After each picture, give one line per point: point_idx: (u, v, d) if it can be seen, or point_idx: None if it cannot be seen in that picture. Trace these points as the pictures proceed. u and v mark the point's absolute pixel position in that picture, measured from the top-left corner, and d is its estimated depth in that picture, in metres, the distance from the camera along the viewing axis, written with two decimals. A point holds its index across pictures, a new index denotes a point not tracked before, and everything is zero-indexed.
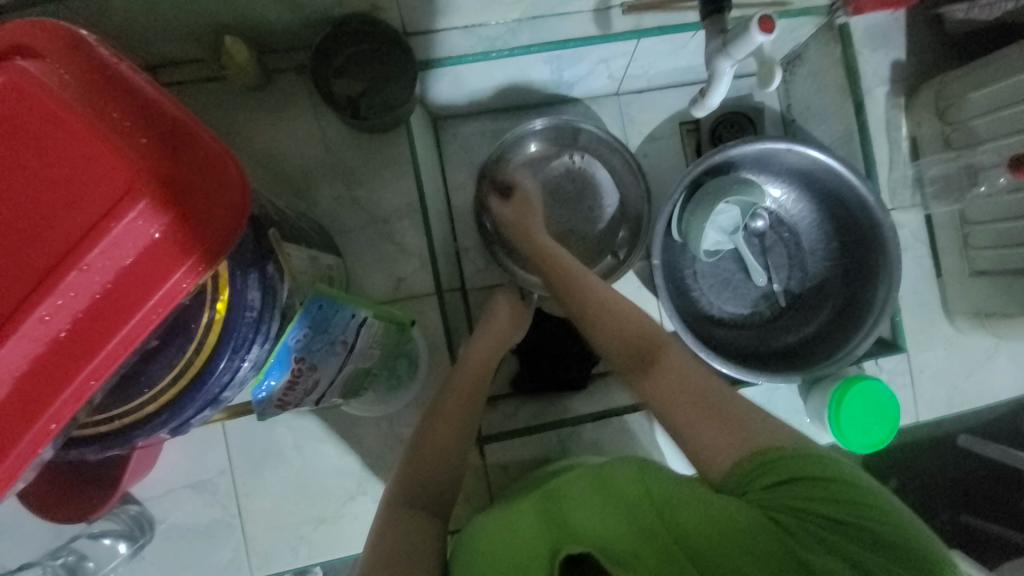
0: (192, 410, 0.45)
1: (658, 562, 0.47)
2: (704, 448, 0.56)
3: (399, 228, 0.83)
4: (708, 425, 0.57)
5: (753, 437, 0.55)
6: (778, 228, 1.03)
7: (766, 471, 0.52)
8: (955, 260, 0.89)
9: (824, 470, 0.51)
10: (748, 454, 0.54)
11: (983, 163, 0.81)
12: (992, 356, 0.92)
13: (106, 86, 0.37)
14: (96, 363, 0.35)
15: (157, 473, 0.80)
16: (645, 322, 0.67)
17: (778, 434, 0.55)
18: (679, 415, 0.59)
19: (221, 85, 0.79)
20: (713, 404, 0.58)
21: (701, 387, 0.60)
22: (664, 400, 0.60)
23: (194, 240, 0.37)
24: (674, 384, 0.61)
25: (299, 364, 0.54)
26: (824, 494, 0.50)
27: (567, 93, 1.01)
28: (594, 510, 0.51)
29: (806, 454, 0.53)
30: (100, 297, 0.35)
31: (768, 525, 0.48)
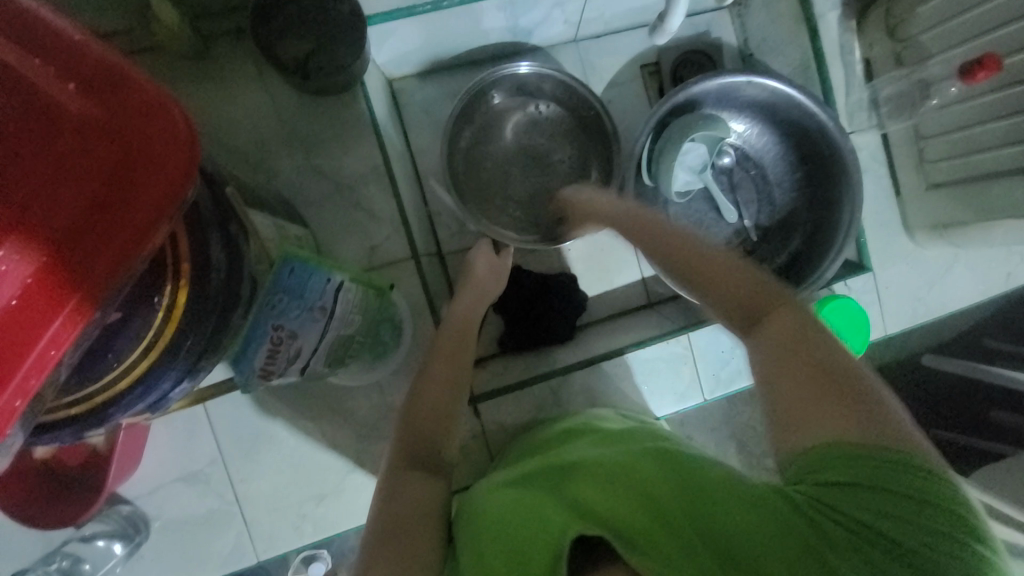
0: (170, 379, 0.43)
1: (668, 537, 0.45)
2: (789, 426, 0.51)
3: (367, 194, 0.81)
4: (804, 402, 0.50)
5: (849, 429, 0.48)
6: (744, 163, 1.04)
7: (835, 469, 0.47)
8: (912, 176, 0.93)
9: (906, 475, 0.45)
10: (822, 444, 0.48)
11: (935, 76, 0.84)
12: (950, 267, 0.97)
13: (0, 15, 0.32)
14: (55, 331, 0.32)
15: (143, 470, 0.77)
16: (767, 281, 0.59)
17: (895, 426, 0.48)
18: (776, 386, 0.52)
19: (155, 56, 0.74)
20: (818, 376, 0.50)
21: (822, 356, 0.51)
22: (765, 356, 0.53)
23: (146, 196, 0.35)
24: (781, 348, 0.53)
25: (277, 332, 0.53)
26: (894, 505, 0.45)
27: (525, 42, 0.98)
28: (608, 495, 0.49)
29: (896, 458, 0.46)
30: (48, 261, 0.32)
31: (817, 521, 0.46)
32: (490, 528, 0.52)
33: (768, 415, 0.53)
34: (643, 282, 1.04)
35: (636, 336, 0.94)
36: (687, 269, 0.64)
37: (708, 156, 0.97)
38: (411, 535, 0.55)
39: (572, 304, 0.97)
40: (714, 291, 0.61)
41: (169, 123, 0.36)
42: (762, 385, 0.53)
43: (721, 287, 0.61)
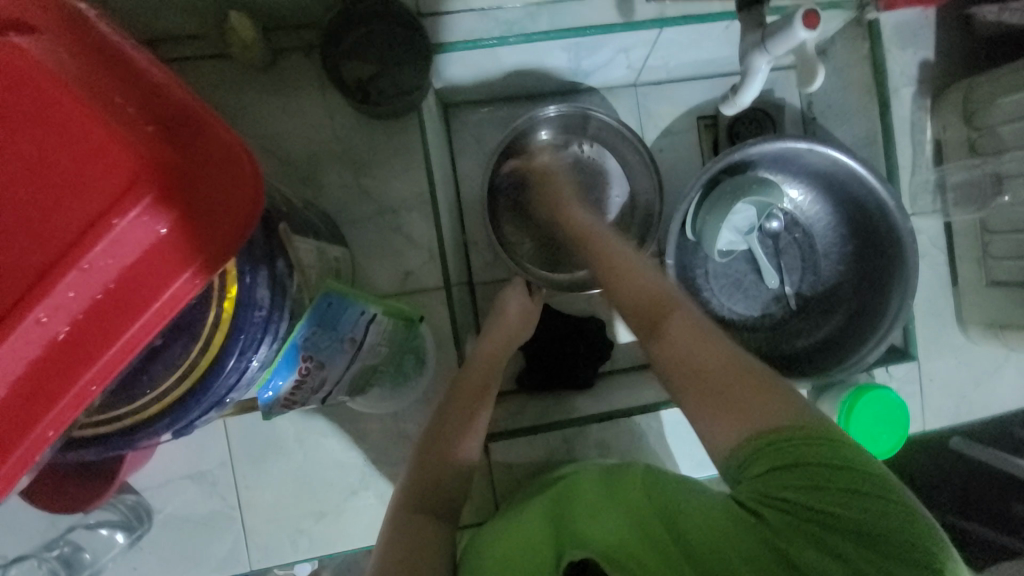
0: (197, 411, 0.43)
1: (658, 561, 0.49)
2: (703, 422, 0.54)
3: (408, 219, 0.80)
4: (721, 402, 0.52)
5: (755, 415, 0.51)
6: (793, 229, 1.01)
7: (757, 458, 0.49)
8: (973, 269, 0.88)
9: (816, 449, 0.48)
10: (746, 439, 0.50)
11: (1010, 171, 0.81)
12: (1001, 367, 0.92)
13: (117, 74, 0.36)
14: (100, 367, 0.33)
15: (155, 464, 0.78)
16: (663, 291, 0.64)
17: (795, 404, 0.51)
18: (683, 387, 0.56)
19: (225, 63, 0.76)
20: (730, 380, 0.53)
21: (708, 352, 0.56)
22: (677, 359, 0.57)
23: (208, 242, 0.35)
24: (694, 347, 0.57)
25: (306, 363, 0.52)
26: (827, 482, 0.47)
27: (583, 82, 0.97)
28: (601, 520, 0.54)
29: (801, 432, 0.49)
30: (105, 299, 0.32)
31: (761, 514, 0.47)
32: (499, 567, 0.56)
33: (695, 422, 0.55)
34: None
35: (659, 393, 0.90)
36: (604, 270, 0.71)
37: (756, 219, 0.94)
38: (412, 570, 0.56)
39: (597, 351, 0.96)
40: (627, 305, 0.66)
41: (238, 174, 0.37)
42: (687, 393, 0.55)
43: (623, 292, 0.67)
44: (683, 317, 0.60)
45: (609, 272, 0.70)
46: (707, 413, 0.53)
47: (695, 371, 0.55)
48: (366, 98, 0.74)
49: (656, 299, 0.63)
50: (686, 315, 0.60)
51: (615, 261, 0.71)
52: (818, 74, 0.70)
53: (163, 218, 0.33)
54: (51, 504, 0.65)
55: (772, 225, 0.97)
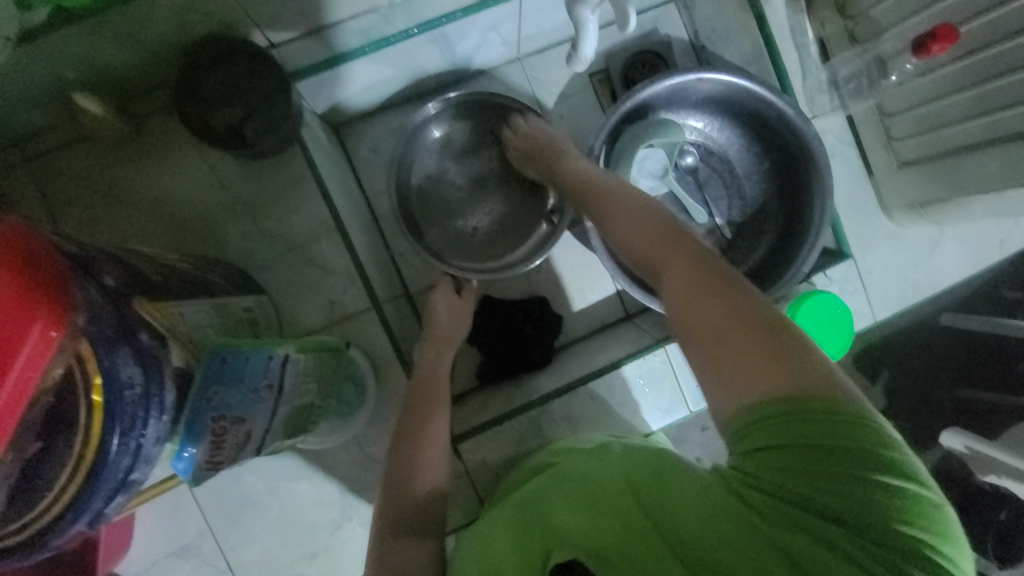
0: (101, 500, 0.42)
1: (642, 551, 0.44)
2: (710, 387, 0.48)
3: (319, 250, 0.80)
4: (737, 360, 0.46)
5: (767, 381, 0.45)
6: (708, 159, 1.01)
7: (754, 431, 0.44)
8: (882, 155, 0.88)
9: (825, 426, 0.42)
10: (745, 405, 0.45)
11: (889, 51, 0.80)
12: (939, 243, 0.92)
13: None
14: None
15: (137, 549, 0.78)
16: (671, 228, 0.57)
17: (812, 374, 0.44)
18: (695, 337, 0.50)
19: (91, 145, 0.75)
20: (752, 337, 0.47)
21: (732, 297, 0.49)
22: (683, 314, 0.51)
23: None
24: (722, 300, 0.49)
25: (220, 423, 0.51)
26: (829, 464, 0.42)
27: (467, 68, 0.96)
28: (574, 516, 0.51)
29: (811, 409, 0.43)
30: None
31: (746, 492, 0.43)
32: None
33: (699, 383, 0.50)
34: (618, 294, 1.02)
35: (615, 353, 0.91)
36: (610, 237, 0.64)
37: (668, 160, 0.95)
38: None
39: (546, 328, 0.97)
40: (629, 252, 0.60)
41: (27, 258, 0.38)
42: (688, 341, 0.51)
43: (637, 240, 0.59)
44: (720, 268, 0.52)
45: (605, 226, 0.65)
46: (711, 377, 0.48)
47: (696, 315, 0.50)
48: (244, 142, 0.73)
49: (663, 238, 0.56)
50: (693, 253, 0.54)
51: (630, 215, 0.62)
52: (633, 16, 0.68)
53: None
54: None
55: (686, 160, 0.99)
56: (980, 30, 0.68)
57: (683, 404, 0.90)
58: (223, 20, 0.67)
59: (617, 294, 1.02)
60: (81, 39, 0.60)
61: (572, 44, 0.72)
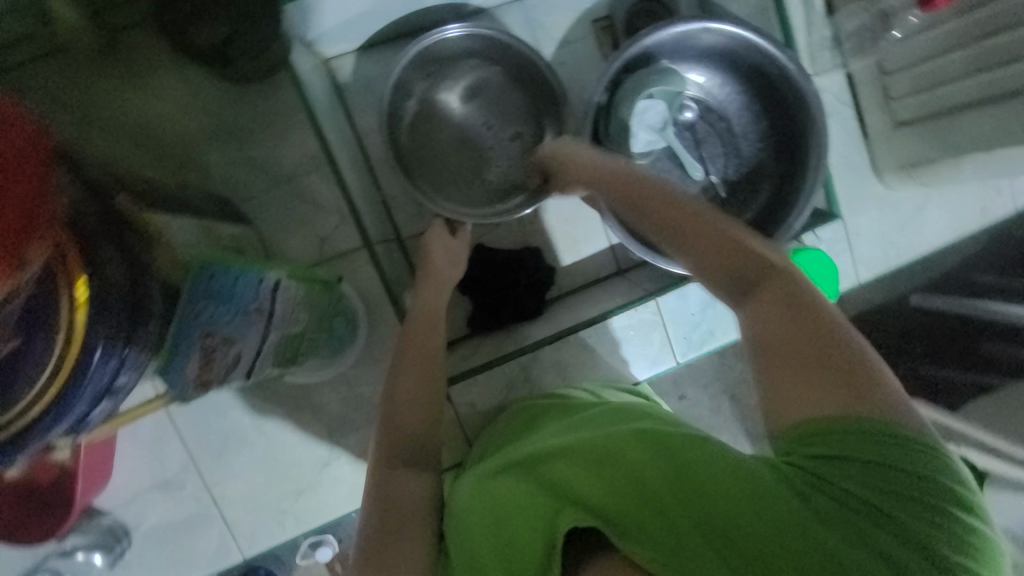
0: (86, 404, 0.41)
1: (659, 521, 0.46)
2: (778, 400, 0.49)
3: (309, 183, 0.77)
4: (809, 384, 0.48)
5: (828, 404, 0.47)
6: (707, 116, 1.00)
7: (822, 442, 0.46)
8: (878, 116, 0.89)
9: (896, 448, 0.45)
10: (804, 420, 0.48)
11: (896, 6, 0.81)
12: (924, 208, 0.95)
13: None
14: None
15: (116, 483, 0.77)
16: (757, 249, 0.55)
17: (887, 402, 0.46)
18: (772, 357, 0.50)
19: (63, 58, 0.70)
20: (832, 367, 0.48)
21: (818, 327, 0.50)
22: (764, 337, 0.51)
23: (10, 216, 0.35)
24: (795, 326, 0.50)
25: (212, 339, 0.52)
26: (897, 484, 0.44)
27: (466, 5, 0.92)
28: (583, 467, 0.51)
29: (884, 433, 0.45)
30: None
31: (810, 494, 0.44)
32: (477, 537, 0.52)
33: (761, 396, 0.51)
34: (611, 249, 1.02)
35: (605, 305, 0.91)
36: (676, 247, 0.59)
37: (668, 113, 0.94)
38: (393, 529, 0.58)
39: (539, 278, 0.97)
40: (700, 258, 0.57)
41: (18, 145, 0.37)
42: (762, 356, 0.51)
43: (705, 248, 0.57)
44: (809, 301, 0.51)
45: (670, 230, 0.59)
46: (783, 386, 0.49)
47: (785, 340, 0.50)
48: (228, 65, 0.71)
49: (749, 259, 0.55)
50: (785, 284, 0.53)
51: (697, 223, 0.58)
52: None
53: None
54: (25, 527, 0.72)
55: (685, 115, 0.98)
56: None
57: (671, 354, 0.92)
58: None
59: (610, 249, 1.02)
60: None
61: None
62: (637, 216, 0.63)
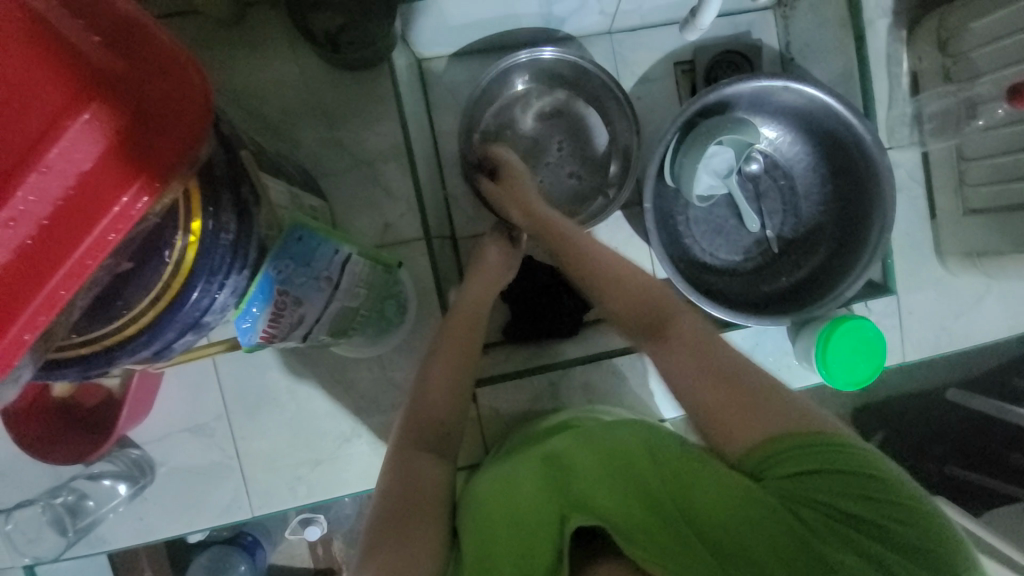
0: (173, 332, 0.45)
1: (666, 530, 0.49)
2: (724, 430, 0.54)
3: (385, 171, 0.82)
4: (741, 410, 0.53)
5: (763, 428, 0.52)
6: (772, 171, 1.01)
7: (786, 461, 0.50)
8: (950, 199, 0.88)
9: (849, 457, 0.50)
10: (757, 446, 0.52)
11: (982, 96, 0.81)
12: (983, 299, 0.93)
13: None
14: (65, 272, 0.36)
15: (153, 418, 0.81)
16: (647, 284, 0.66)
17: (815, 416, 0.53)
18: (701, 388, 0.55)
19: (193, 20, 0.76)
20: (756, 395, 0.54)
21: (725, 355, 0.57)
22: (691, 374, 0.56)
23: (170, 137, 0.38)
24: (773, 370, 0.56)
25: (282, 298, 0.54)
26: (860, 487, 0.49)
27: (558, 31, 0.96)
28: (586, 473, 0.54)
29: (834, 444, 0.50)
30: (77, 194, 0.36)
31: (805, 525, 0.48)
32: (491, 522, 0.53)
33: (707, 431, 0.55)
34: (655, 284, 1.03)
35: None
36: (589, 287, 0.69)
37: (735, 161, 0.94)
38: (415, 518, 0.57)
39: (581, 299, 0.98)
40: (613, 301, 0.67)
41: (183, 83, 0.38)
42: (704, 389, 0.55)
43: (635, 309, 0.65)
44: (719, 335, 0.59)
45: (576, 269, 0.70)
46: (729, 420, 0.53)
47: (713, 371, 0.55)
48: (337, 50, 0.75)
49: (650, 299, 0.64)
50: (681, 319, 0.61)
51: (631, 285, 0.67)
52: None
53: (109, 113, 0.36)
54: (54, 454, 0.71)
55: (751, 167, 0.99)
56: None
57: None
58: None
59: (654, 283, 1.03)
60: None
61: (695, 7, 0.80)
62: (568, 268, 0.72)
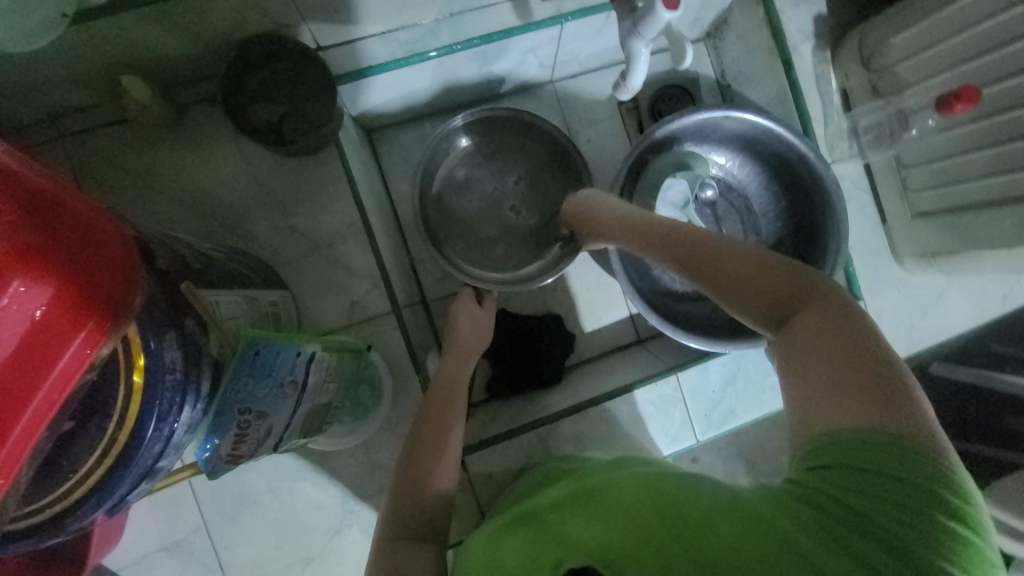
0: (125, 487, 0.42)
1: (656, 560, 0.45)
2: (802, 415, 0.46)
3: (345, 250, 0.80)
4: (842, 401, 0.43)
5: (853, 419, 0.42)
6: (727, 194, 1.04)
7: (831, 450, 0.43)
8: (897, 204, 0.92)
9: (904, 456, 0.40)
10: (823, 437, 0.43)
11: (911, 107, 0.84)
12: (944, 293, 0.95)
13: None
14: (24, 427, 0.32)
15: (127, 541, 0.76)
16: (789, 266, 0.53)
17: (923, 425, 0.42)
18: (803, 375, 0.46)
19: (125, 127, 0.75)
20: (863, 387, 0.43)
21: (853, 338, 0.46)
22: (794, 343, 0.48)
23: (91, 261, 0.35)
24: (823, 336, 0.47)
25: (245, 416, 0.49)
26: (897, 493, 0.40)
27: (501, 87, 0.98)
28: (585, 522, 0.51)
29: (895, 442, 0.41)
30: (19, 345, 0.32)
31: (793, 507, 0.43)
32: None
33: (790, 406, 0.48)
34: (631, 318, 1.04)
35: (626, 377, 0.91)
36: (703, 271, 0.58)
37: (690, 191, 0.94)
38: None
39: (559, 346, 0.98)
40: (728, 283, 0.55)
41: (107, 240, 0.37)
42: (792, 379, 0.47)
43: (758, 288, 0.53)
44: (846, 318, 0.47)
45: (694, 245, 0.60)
46: (812, 407, 0.45)
47: (810, 354, 0.46)
48: (280, 139, 0.75)
49: (801, 279, 0.51)
50: (836, 301, 0.49)
51: (749, 263, 0.55)
52: (688, 53, 0.68)
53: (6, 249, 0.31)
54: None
55: (707, 193, 0.99)
56: (1001, 95, 0.72)
57: (691, 433, 0.90)
58: (279, 21, 0.69)
59: (630, 318, 1.04)
60: (134, 23, 0.61)
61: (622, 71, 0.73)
62: (660, 251, 0.64)
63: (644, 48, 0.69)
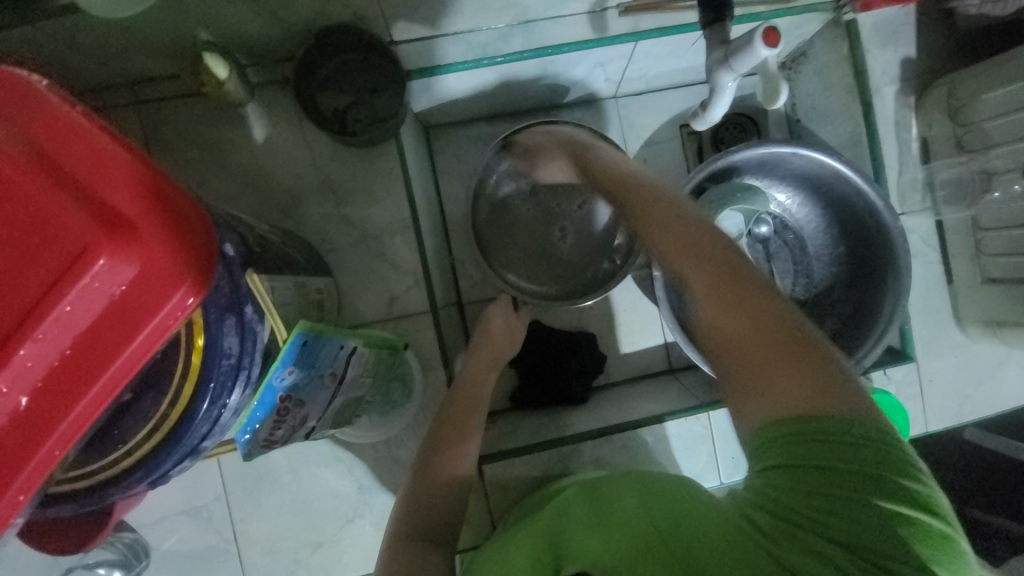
0: (170, 463, 0.43)
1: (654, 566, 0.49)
2: (744, 400, 0.50)
3: (391, 245, 0.80)
4: (773, 381, 0.48)
5: (791, 405, 0.47)
6: (783, 232, 1.02)
7: (782, 447, 0.47)
8: (967, 266, 0.87)
9: (838, 446, 0.46)
10: (768, 424, 0.48)
11: (999, 167, 0.79)
12: (1004, 364, 0.90)
13: (80, 137, 0.35)
14: (88, 400, 0.34)
15: (151, 499, 0.79)
16: (711, 239, 0.56)
17: (845, 396, 0.47)
18: (734, 355, 0.51)
19: (198, 100, 0.77)
20: (795, 364, 0.48)
21: (771, 312, 0.51)
22: (720, 323, 0.52)
23: (174, 243, 0.35)
24: (756, 321, 0.50)
25: (285, 403, 0.49)
26: (841, 484, 0.45)
27: (563, 98, 0.97)
28: (595, 534, 0.55)
29: (831, 432, 0.46)
30: (96, 323, 0.33)
31: (771, 518, 0.47)
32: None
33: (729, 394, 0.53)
34: (665, 346, 1.02)
35: (655, 407, 0.88)
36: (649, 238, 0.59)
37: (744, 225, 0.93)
38: None
39: (589, 366, 0.96)
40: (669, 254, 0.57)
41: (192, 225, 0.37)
42: (725, 360, 0.52)
43: (681, 257, 0.55)
44: (766, 289, 0.52)
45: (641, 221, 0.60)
46: (746, 392, 0.50)
47: (737, 335, 0.51)
48: (343, 128, 0.77)
49: (711, 240, 0.56)
50: (748, 265, 0.54)
51: (689, 235, 0.56)
52: (783, 89, 0.69)
53: (97, 228, 0.33)
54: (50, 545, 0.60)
55: (761, 229, 0.98)
56: None
57: (716, 474, 0.87)
58: (359, 13, 0.69)
59: (664, 345, 1.02)
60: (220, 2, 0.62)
61: (705, 101, 0.74)
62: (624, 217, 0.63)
63: (731, 82, 0.70)
